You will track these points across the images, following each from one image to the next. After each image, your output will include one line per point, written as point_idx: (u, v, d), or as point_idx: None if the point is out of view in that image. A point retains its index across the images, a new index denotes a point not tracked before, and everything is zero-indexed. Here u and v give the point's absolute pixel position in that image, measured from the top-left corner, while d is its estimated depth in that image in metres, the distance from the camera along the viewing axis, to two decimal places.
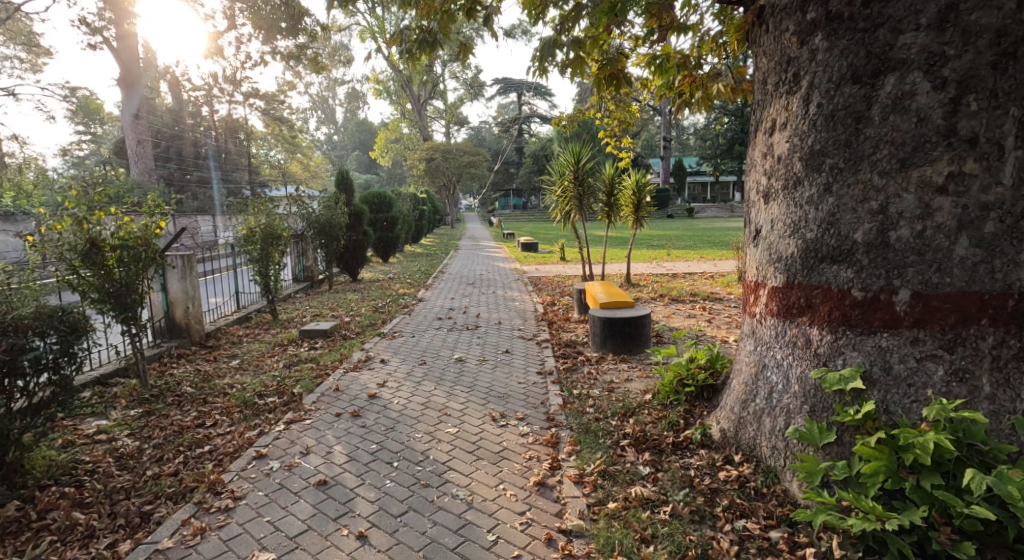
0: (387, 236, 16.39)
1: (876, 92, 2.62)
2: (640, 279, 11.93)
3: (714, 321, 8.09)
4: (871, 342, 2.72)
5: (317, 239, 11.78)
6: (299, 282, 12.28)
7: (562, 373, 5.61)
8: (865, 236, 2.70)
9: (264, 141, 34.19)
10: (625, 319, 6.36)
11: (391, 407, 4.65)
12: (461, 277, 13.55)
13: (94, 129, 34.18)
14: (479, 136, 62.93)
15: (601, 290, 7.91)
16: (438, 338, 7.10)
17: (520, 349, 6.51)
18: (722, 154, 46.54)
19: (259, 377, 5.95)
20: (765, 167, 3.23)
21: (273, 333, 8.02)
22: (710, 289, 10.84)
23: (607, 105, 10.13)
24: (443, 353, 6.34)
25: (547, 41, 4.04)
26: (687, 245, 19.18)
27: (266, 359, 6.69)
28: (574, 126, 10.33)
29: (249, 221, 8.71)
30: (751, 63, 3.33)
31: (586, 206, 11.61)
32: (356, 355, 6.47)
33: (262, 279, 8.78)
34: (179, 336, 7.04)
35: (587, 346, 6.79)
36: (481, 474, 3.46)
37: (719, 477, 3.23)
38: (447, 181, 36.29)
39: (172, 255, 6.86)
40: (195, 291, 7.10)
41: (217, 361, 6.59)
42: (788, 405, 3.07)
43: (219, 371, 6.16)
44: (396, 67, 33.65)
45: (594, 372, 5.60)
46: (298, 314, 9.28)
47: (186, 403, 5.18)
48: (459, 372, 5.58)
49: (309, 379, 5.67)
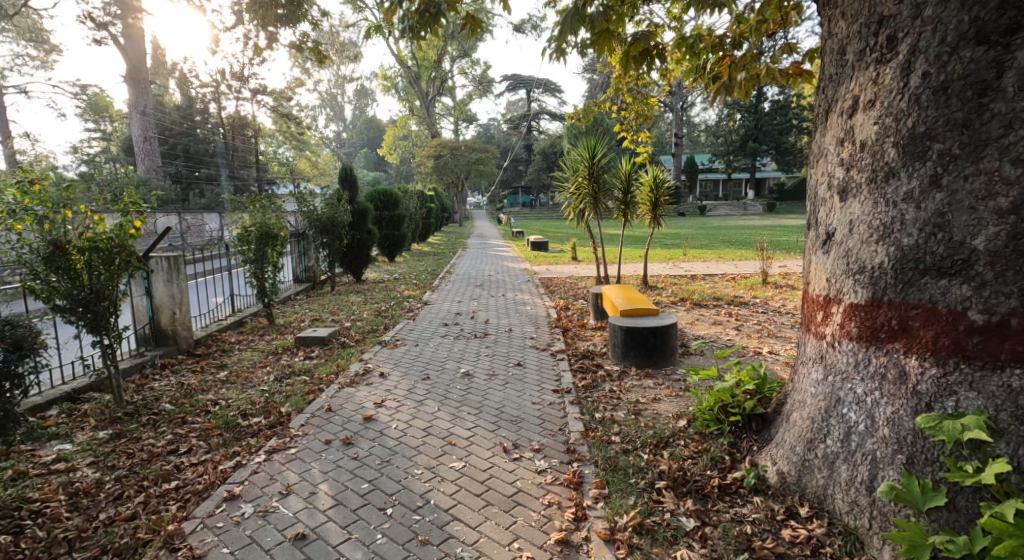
0: (393, 234, 15.81)
1: (1011, 55, 2.04)
2: (658, 281, 11.33)
3: (743, 330, 7.46)
4: (996, 379, 2.13)
5: (319, 238, 11.27)
6: (301, 283, 11.76)
7: (582, 391, 5.02)
8: (988, 243, 2.12)
9: (272, 138, 33.94)
10: (649, 330, 5.75)
11: (388, 432, 4.09)
12: (469, 277, 13.00)
13: (104, 126, 34.14)
14: (488, 133, 62.41)
15: (617, 293, 7.33)
16: (444, 347, 6.54)
17: (533, 361, 5.93)
18: (735, 151, 45.83)
19: (247, 392, 5.41)
20: (842, 157, 2.62)
21: (268, 340, 7.49)
22: (734, 292, 10.20)
23: (623, 97, 9.55)
24: (449, 365, 5.77)
25: (571, 11, 3.42)
26: (703, 245, 18.44)
27: (257, 370, 6.16)
28: (589, 121, 9.74)
29: (244, 220, 8.15)
30: (825, 30, 2.73)
31: (601, 205, 10.98)
32: (354, 366, 5.92)
33: (257, 282, 8.25)
34: (166, 344, 6.53)
35: (606, 357, 6.20)
36: (492, 527, 2.88)
37: (784, 538, 2.65)
38: (456, 179, 35.77)
39: (155, 257, 6.30)
40: (182, 295, 6.59)
41: (204, 373, 6.06)
42: (873, 452, 2.48)
43: (204, 385, 5.64)
44: (405, 64, 33.21)
45: (615, 390, 5.02)
46: (297, 318, 8.74)
47: (162, 424, 4.65)
48: (466, 389, 5.02)
49: (300, 396, 5.14)
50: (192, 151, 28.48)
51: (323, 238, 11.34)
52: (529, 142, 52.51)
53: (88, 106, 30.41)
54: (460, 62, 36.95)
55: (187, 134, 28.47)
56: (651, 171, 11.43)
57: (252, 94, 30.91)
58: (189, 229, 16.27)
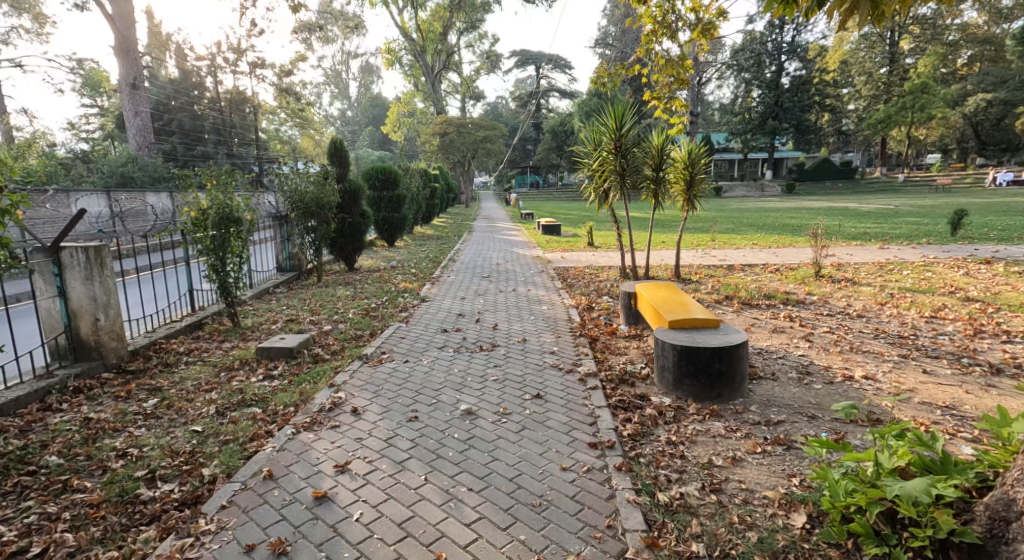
0: (393, 217, 14.31)
1: None
2: (692, 273, 9.88)
3: (815, 341, 5.96)
4: None
5: (303, 222, 9.83)
6: (284, 273, 10.37)
7: (628, 445, 3.60)
8: None
9: (273, 116, 32.54)
10: (713, 351, 4.29)
11: (348, 527, 2.74)
12: (474, 267, 11.52)
13: (102, 102, 33.06)
14: (495, 111, 60.56)
15: (652, 295, 5.87)
16: (441, 366, 5.11)
17: (557, 389, 4.50)
18: (751, 130, 43.40)
19: (171, 435, 4.01)
20: None
21: (225, 349, 6.08)
22: (783, 287, 8.72)
23: (654, 58, 7.88)
24: (445, 397, 4.34)
25: None
26: (732, 230, 16.84)
27: (198, 398, 4.73)
28: (614, 87, 8.09)
29: (200, 201, 6.66)
30: None
31: (628, 184, 9.46)
32: (323, 395, 4.50)
33: (217, 276, 6.80)
34: (88, 359, 5.17)
35: (651, 383, 4.77)
36: None
37: None
38: (461, 158, 34.08)
39: (69, 248, 4.96)
40: (108, 297, 5.19)
41: (128, 400, 4.66)
42: None
43: (120, 421, 4.24)
44: (409, 36, 31.42)
45: (677, 445, 3.62)
46: (268, 319, 7.32)
47: (32, 493, 3.26)
48: (467, 440, 3.62)
49: (238, 447, 3.72)
50: (188, 128, 27.39)
51: (309, 222, 9.91)
52: (538, 120, 50.68)
53: (85, 81, 29.34)
54: (467, 35, 35.16)
55: (183, 109, 27.27)
56: (686, 145, 9.70)
57: (251, 68, 29.45)
58: (130, 212, 13.42)
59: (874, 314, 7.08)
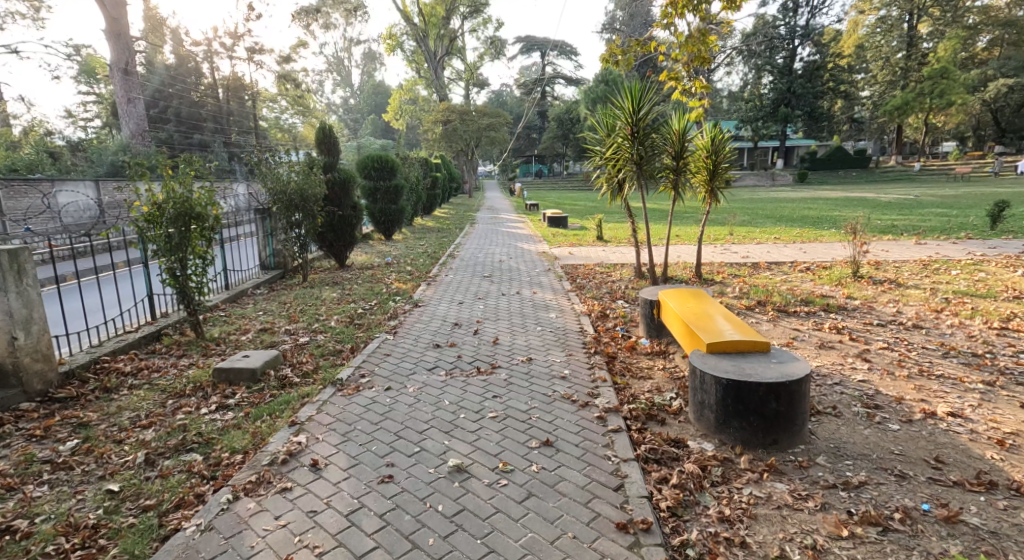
0: (390, 208, 13.41)
1: None
2: (714, 272, 8.96)
3: (875, 361, 5.03)
4: None
5: (287, 215, 8.94)
6: (267, 272, 9.43)
7: (668, 523, 2.73)
8: None
9: (273, 103, 31.67)
10: (768, 389, 3.35)
11: None
12: (474, 264, 10.61)
13: (99, 89, 32.07)
14: (501, 100, 59.47)
15: (680, 306, 4.86)
16: (429, 397, 4.20)
17: (571, 432, 3.59)
18: (764, 117, 41.82)
19: (76, 496, 3.13)
20: None
21: (181, 368, 5.20)
22: (818, 289, 7.81)
23: (674, 32, 6.78)
24: (430, 445, 3.43)
25: None
26: (750, 222, 15.86)
27: (130, 437, 3.84)
28: (627, 66, 7.00)
29: (153, 193, 5.72)
30: None
31: (645, 175, 8.45)
32: (279, 440, 3.60)
33: (176, 280, 5.89)
34: (5, 387, 4.28)
35: (685, 423, 3.84)
36: None
37: None
38: (464, 147, 33.09)
39: None
40: (29, 310, 4.30)
41: (42, 442, 3.78)
42: None
43: (18, 475, 3.34)
44: (410, 20, 30.32)
45: (734, 523, 2.74)
46: (239, 328, 6.42)
47: None
48: (454, 517, 2.74)
49: (156, 521, 2.85)
50: (184, 115, 26.50)
51: (293, 216, 9.01)
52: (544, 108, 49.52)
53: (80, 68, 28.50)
54: (471, 20, 34.03)
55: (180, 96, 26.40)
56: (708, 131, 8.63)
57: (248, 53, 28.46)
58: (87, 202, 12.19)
59: (933, 325, 6.13)
